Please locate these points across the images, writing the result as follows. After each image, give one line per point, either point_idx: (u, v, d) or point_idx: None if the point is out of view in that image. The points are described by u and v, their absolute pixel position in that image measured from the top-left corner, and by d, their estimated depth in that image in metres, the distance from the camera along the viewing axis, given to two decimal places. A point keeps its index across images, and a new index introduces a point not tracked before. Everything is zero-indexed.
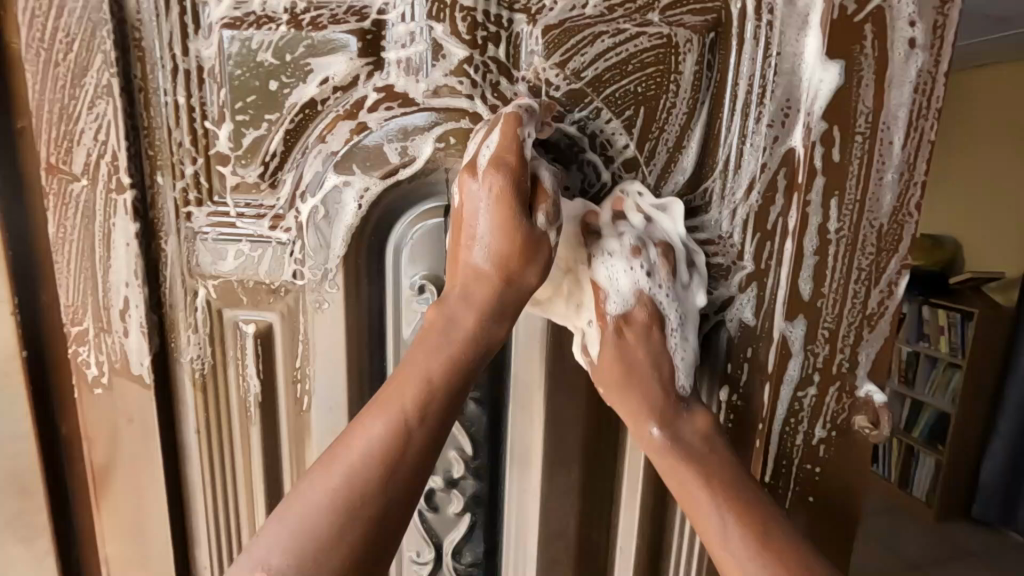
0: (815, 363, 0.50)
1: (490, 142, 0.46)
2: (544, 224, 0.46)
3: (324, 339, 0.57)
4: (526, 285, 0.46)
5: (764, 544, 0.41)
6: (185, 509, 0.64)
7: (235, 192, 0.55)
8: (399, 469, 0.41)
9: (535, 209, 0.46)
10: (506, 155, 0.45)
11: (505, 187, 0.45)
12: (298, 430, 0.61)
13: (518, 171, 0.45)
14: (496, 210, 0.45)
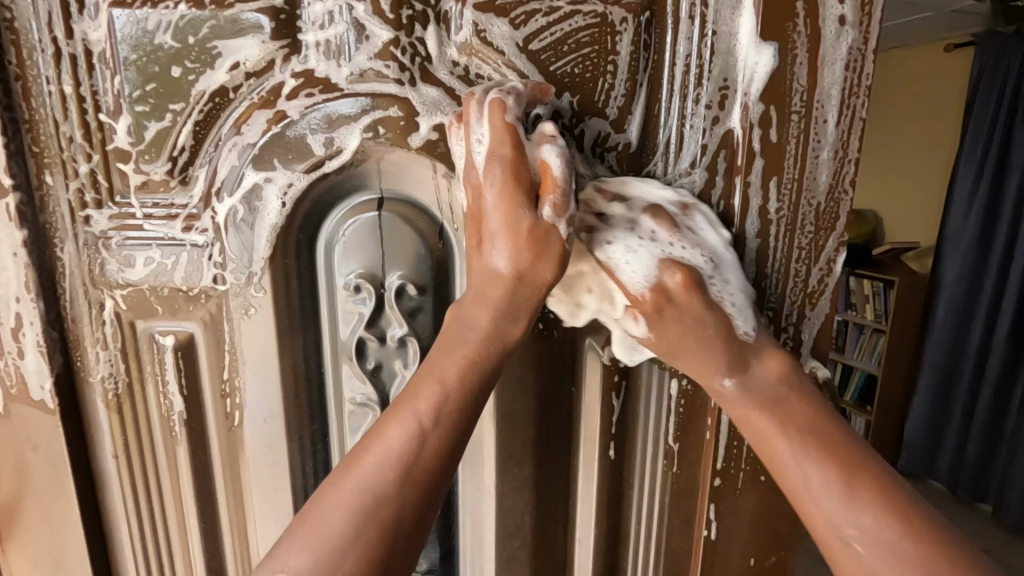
0: None
1: (479, 134, 0.44)
2: (552, 216, 0.44)
3: (253, 348, 0.52)
4: (538, 284, 0.45)
5: (888, 504, 0.42)
6: (108, 540, 0.59)
7: (140, 191, 0.50)
8: (415, 470, 0.41)
9: (541, 203, 0.44)
10: (499, 148, 0.44)
11: (508, 181, 0.44)
12: (231, 447, 0.56)
13: (519, 162, 0.44)
14: (503, 206, 0.44)
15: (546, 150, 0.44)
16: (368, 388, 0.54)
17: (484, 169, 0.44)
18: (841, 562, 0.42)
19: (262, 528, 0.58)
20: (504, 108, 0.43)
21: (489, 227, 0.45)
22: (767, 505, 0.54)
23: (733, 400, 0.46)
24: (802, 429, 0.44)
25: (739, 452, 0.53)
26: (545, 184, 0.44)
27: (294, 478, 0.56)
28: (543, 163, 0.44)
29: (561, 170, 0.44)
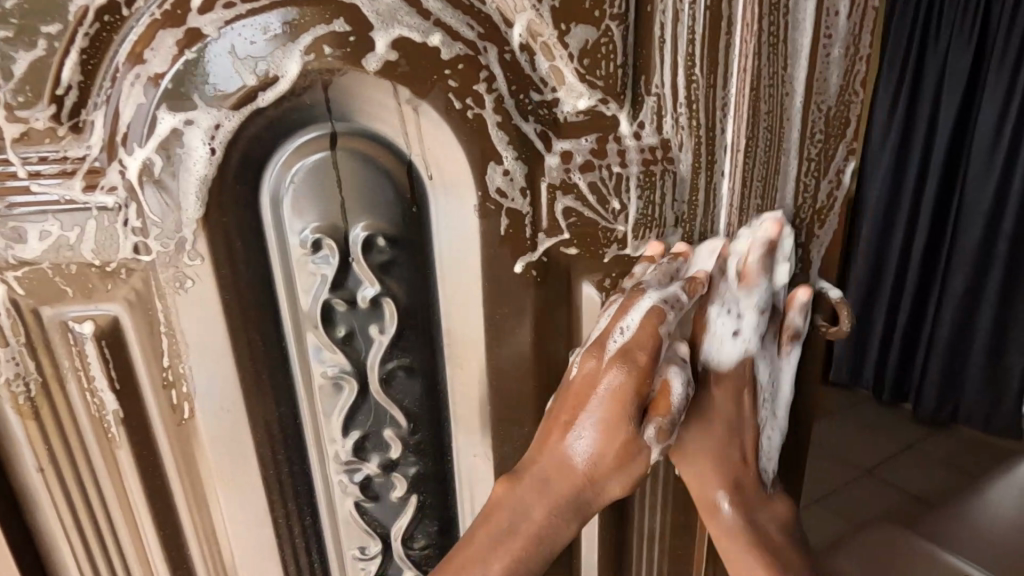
0: None
1: (626, 326, 0.41)
2: (652, 438, 0.41)
3: (197, 328, 0.44)
4: (607, 489, 0.43)
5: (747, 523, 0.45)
6: (48, 562, 0.51)
7: (19, 144, 0.39)
8: (534, 559, 0.43)
9: (647, 421, 0.41)
10: (638, 353, 0.41)
11: (631, 382, 0.41)
12: (184, 443, 0.48)
13: (650, 376, 0.41)
14: (608, 412, 0.41)
15: (675, 372, 0.41)
16: (342, 358, 0.47)
17: (610, 363, 0.41)
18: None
19: (234, 529, 0.51)
20: (660, 322, 0.40)
21: (586, 421, 0.42)
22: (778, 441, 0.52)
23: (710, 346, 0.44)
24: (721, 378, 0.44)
25: None
26: (659, 405, 0.41)
27: (264, 469, 0.50)
28: (664, 381, 0.41)
29: (679, 403, 0.41)
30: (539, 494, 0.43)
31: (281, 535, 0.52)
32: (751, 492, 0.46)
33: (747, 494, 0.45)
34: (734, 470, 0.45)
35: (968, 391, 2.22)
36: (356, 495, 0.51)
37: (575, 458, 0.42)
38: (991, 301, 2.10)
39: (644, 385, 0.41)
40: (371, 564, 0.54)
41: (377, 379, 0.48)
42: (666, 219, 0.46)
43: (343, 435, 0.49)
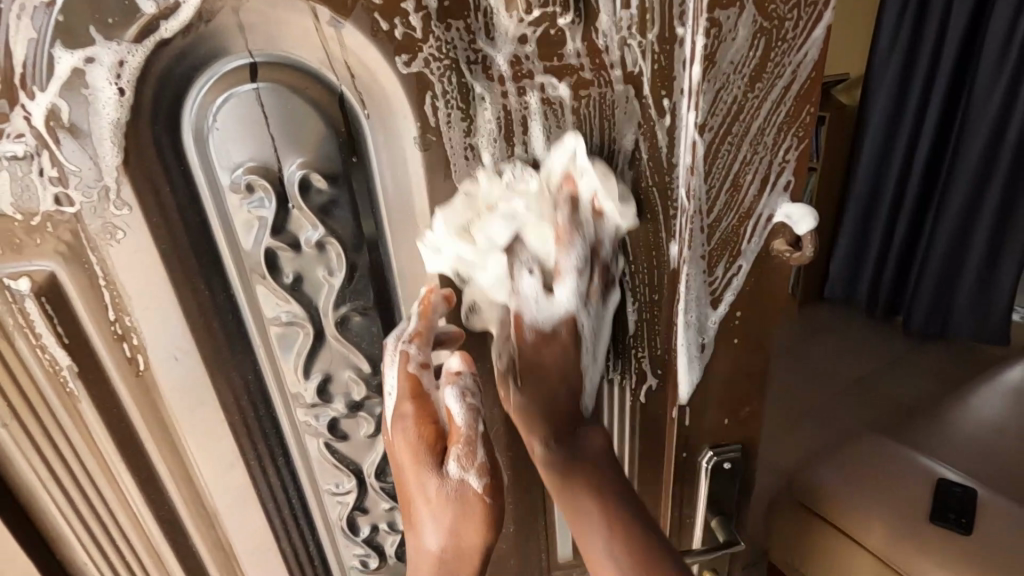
0: (728, 195, 0.45)
1: (390, 387, 0.48)
2: (459, 403, 0.46)
3: (138, 279, 0.43)
4: (469, 547, 0.47)
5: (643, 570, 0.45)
6: (31, 510, 0.52)
7: None
8: None
9: (446, 458, 0.45)
10: (405, 403, 0.47)
11: (414, 446, 0.45)
12: (146, 394, 0.48)
13: (429, 417, 0.46)
14: (411, 476, 0.46)
15: (449, 396, 0.46)
16: (294, 305, 0.46)
17: (393, 428, 0.47)
18: None
19: (207, 473, 0.53)
20: (412, 360, 0.46)
21: (427, 518, 0.47)
22: (739, 366, 0.53)
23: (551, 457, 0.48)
24: (598, 490, 0.47)
25: (709, 318, 0.50)
26: (452, 434, 0.46)
27: (228, 415, 0.50)
28: (449, 415, 0.46)
29: (464, 420, 0.45)
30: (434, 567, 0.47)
31: (256, 475, 0.53)
32: (635, 532, 0.46)
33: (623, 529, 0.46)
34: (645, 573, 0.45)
35: (959, 303, 2.22)
36: (324, 435, 0.52)
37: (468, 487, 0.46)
38: (990, 216, 2.06)
39: (426, 430, 0.46)
40: (346, 497, 0.56)
41: (332, 323, 0.47)
42: (619, 145, 0.44)
43: (304, 379, 0.49)
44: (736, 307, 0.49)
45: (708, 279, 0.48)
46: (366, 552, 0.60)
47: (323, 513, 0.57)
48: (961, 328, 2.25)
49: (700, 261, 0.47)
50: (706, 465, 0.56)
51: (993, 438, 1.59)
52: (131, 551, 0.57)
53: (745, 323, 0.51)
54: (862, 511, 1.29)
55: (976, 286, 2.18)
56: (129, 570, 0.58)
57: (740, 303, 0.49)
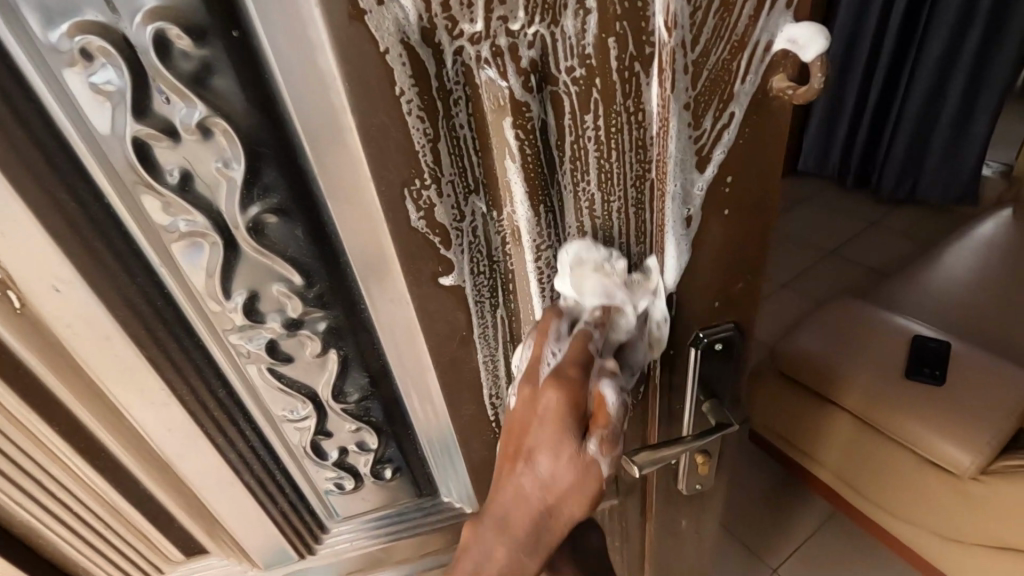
0: (718, 17, 0.35)
1: (557, 349, 0.43)
2: (595, 452, 0.42)
3: None
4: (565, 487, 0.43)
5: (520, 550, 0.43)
6: None
7: None
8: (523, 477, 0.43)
9: (587, 436, 0.42)
10: (568, 370, 0.42)
11: (563, 406, 0.42)
12: (37, 335, 0.41)
13: (559, 338, 0.41)
14: (542, 395, 0.42)
15: (546, 343, 0.43)
16: (189, 211, 0.37)
17: (545, 383, 0.42)
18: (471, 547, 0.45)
19: (139, 416, 0.46)
20: (587, 341, 0.43)
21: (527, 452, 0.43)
22: (731, 238, 0.46)
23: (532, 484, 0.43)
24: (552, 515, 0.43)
25: (698, 186, 0.42)
26: (597, 419, 0.42)
27: (144, 352, 0.42)
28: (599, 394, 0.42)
29: (617, 410, 0.42)
30: (495, 532, 0.44)
31: (196, 412, 0.47)
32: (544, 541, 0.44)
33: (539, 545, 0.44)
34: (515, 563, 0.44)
35: (930, 164, 2.15)
36: (265, 360, 0.45)
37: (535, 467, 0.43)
38: (966, 65, 1.96)
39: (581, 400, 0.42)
40: (306, 423, 0.51)
41: (243, 229, 0.38)
42: None
43: (226, 300, 0.41)
44: (727, 166, 0.42)
45: (695, 134, 0.39)
46: (339, 474, 0.56)
47: (283, 442, 0.52)
48: (932, 190, 2.19)
49: (685, 113, 0.38)
50: (697, 348, 0.51)
51: (959, 289, 1.61)
52: (77, 504, 0.51)
53: (737, 188, 0.43)
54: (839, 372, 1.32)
55: (947, 143, 2.09)
56: (80, 523, 0.53)
57: (732, 161, 0.42)
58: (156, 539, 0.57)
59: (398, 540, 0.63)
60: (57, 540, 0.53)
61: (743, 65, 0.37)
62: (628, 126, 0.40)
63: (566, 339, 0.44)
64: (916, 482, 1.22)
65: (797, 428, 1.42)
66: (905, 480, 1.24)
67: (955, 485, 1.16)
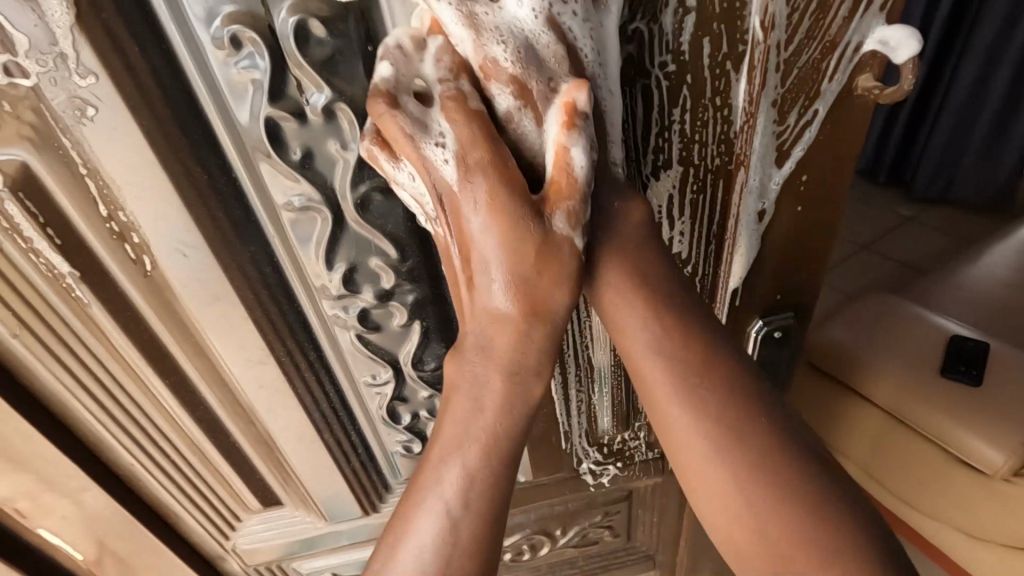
0: (810, 20, 0.37)
1: (477, 225, 0.35)
2: (564, 228, 0.35)
3: (120, 165, 0.37)
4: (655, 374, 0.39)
5: (743, 462, 0.36)
6: (64, 416, 0.51)
7: None
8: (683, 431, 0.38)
9: (551, 214, 0.35)
10: (526, 247, 0.35)
11: (622, 283, 0.39)
12: (160, 295, 0.45)
13: (504, 155, 0.35)
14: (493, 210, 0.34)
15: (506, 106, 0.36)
16: (306, 187, 0.40)
17: (485, 238, 0.35)
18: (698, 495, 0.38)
19: (238, 374, 0.50)
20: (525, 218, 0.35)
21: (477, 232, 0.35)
22: (797, 231, 0.48)
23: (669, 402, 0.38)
24: (730, 432, 0.37)
25: (775, 180, 0.44)
26: (558, 186, 0.35)
27: (252, 314, 0.46)
28: (567, 152, 0.34)
29: (584, 174, 0.35)
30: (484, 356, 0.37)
31: (289, 371, 0.51)
32: (763, 461, 0.36)
33: (768, 470, 0.36)
34: (727, 435, 0.37)
35: (966, 163, 2.07)
36: (356, 327, 0.49)
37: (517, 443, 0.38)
38: (1012, 61, 1.87)
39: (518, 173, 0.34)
40: (384, 388, 0.54)
41: (352, 205, 0.42)
42: None
43: (329, 271, 0.45)
44: (803, 163, 0.44)
45: (778, 129, 0.42)
46: (408, 437, 0.60)
47: (361, 404, 0.56)
48: (965, 194, 2.12)
49: (771, 108, 0.40)
50: (756, 333, 0.54)
51: (998, 291, 1.58)
52: (176, 452, 0.56)
53: (811, 185, 0.45)
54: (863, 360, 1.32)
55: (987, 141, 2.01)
56: (176, 470, 0.58)
57: (808, 158, 0.43)
58: (238, 488, 0.62)
59: None
60: (156, 486, 0.58)
61: (832, 66, 0.39)
62: (719, 122, 0.42)
63: (465, 213, 0.35)
64: (945, 478, 1.23)
65: (825, 423, 1.43)
66: (935, 477, 1.24)
67: (987, 488, 1.17)
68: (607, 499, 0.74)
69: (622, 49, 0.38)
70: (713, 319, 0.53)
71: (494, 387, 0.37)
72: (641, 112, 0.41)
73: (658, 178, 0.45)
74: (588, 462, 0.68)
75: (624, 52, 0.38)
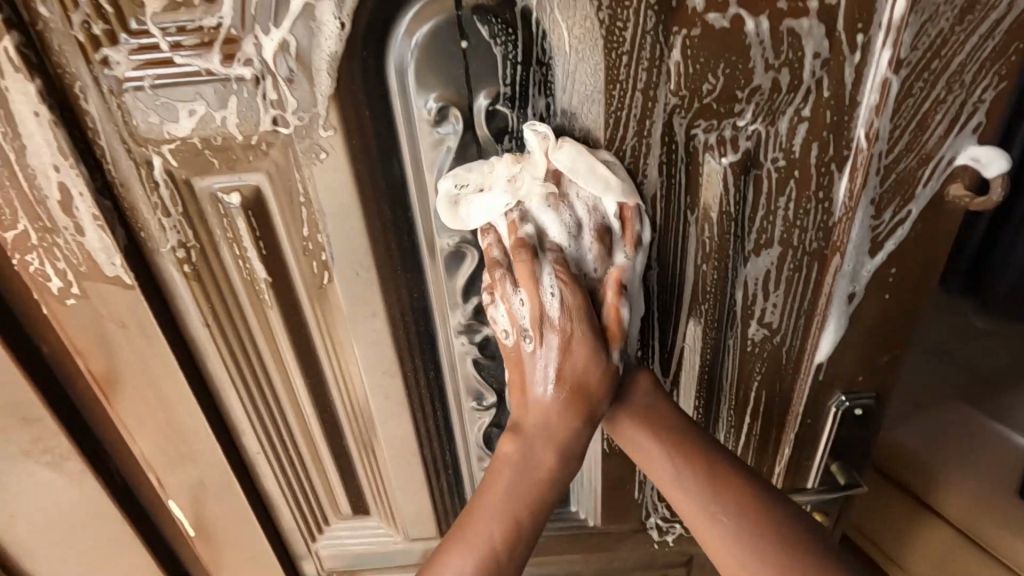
0: (905, 134, 0.44)
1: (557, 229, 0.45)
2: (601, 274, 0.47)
3: (331, 198, 0.47)
4: (638, 442, 0.48)
5: (717, 491, 0.46)
6: (218, 402, 0.59)
7: (160, 15, 0.40)
8: (665, 474, 0.47)
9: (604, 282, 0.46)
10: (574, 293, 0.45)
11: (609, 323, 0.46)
12: (325, 306, 0.53)
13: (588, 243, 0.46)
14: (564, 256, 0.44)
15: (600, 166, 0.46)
16: (462, 228, 0.49)
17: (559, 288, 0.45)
18: (717, 553, 0.45)
19: (368, 383, 0.58)
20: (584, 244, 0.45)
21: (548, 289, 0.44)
22: (883, 316, 0.53)
23: (663, 474, 0.47)
24: (713, 479, 0.46)
25: (869, 266, 0.50)
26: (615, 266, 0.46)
27: (395, 330, 0.55)
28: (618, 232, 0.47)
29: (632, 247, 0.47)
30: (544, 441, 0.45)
31: (410, 385, 0.58)
32: (756, 496, 0.45)
33: (753, 505, 0.45)
34: (703, 462, 0.47)
35: None
36: (475, 353, 0.56)
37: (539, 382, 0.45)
38: None
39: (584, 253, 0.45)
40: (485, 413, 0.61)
41: None
42: (801, 80, 0.43)
43: (463, 301, 0.53)
44: (894, 256, 0.49)
45: (874, 222, 0.48)
46: None
47: (461, 425, 0.63)
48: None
49: (870, 204, 0.47)
50: (836, 409, 0.57)
51: None
52: (296, 447, 0.64)
53: (901, 275, 0.51)
54: (909, 450, 1.04)
55: None
56: (291, 464, 0.65)
57: (899, 252, 0.49)
58: (337, 491, 0.68)
59: None
60: (270, 476, 0.65)
61: (926, 176, 0.46)
62: (821, 214, 0.48)
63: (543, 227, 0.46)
64: None
65: None
66: None
67: None
68: (668, 562, 0.76)
69: (742, 147, 0.46)
70: (795, 388, 0.57)
71: (552, 356, 0.45)
72: (750, 200, 0.48)
73: (760, 256, 0.51)
74: (656, 517, 0.71)
75: (742, 149, 0.46)
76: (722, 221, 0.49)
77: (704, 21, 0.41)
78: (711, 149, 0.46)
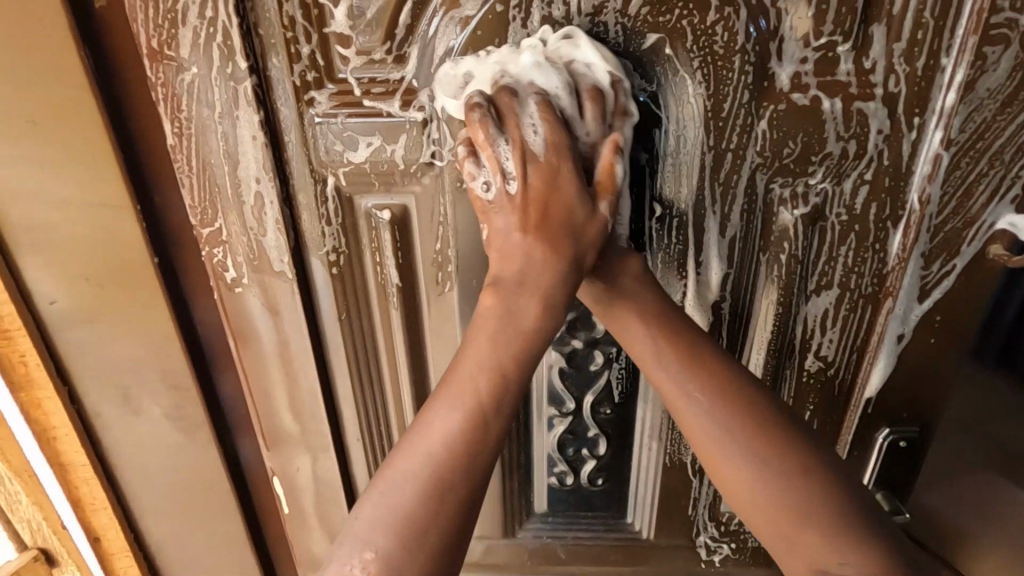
0: (952, 200, 0.53)
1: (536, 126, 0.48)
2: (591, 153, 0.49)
3: (464, 218, 0.57)
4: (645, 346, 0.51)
5: (756, 450, 0.48)
6: (331, 390, 0.68)
7: (359, 68, 0.51)
8: (701, 432, 0.49)
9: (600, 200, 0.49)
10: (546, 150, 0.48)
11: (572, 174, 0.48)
12: (441, 311, 0.63)
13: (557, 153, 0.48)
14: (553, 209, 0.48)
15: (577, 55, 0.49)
16: None
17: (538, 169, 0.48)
18: (736, 490, 0.48)
19: None
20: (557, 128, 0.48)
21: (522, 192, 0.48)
22: (929, 357, 0.60)
23: (690, 414, 0.50)
24: (756, 436, 0.48)
25: (917, 311, 0.57)
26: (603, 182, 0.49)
27: None
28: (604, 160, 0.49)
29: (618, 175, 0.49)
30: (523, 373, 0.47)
31: None
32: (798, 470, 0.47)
33: (770, 445, 0.47)
34: (752, 428, 0.48)
35: None
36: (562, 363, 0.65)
37: (526, 312, 0.47)
38: None
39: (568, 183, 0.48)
40: (563, 420, 0.68)
41: None
42: (865, 150, 0.52)
43: None
44: (941, 303, 0.57)
45: (924, 272, 0.56)
46: (564, 469, 0.72)
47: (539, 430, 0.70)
48: None
49: (920, 256, 0.55)
50: (883, 441, 0.64)
51: None
52: (389, 438, 0.72)
53: (945, 322, 0.58)
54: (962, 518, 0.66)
55: None
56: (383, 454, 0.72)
57: (944, 300, 0.57)
58: None
59: (581, 544, 0.78)
60: (362, 463, 0.73)
61: (970, 237, 0.54)
62: (877, 262, 0.57)
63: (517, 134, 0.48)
64: None
65: None
66: None
67: None
68: None
69: (812, 202, 0.55)
70: (846, 418, 0.64)
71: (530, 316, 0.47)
72: (816, 247, 0.57)
73: (821, 296, 0.59)
74: (705, 536, 0.76)
75: (812, 203, 0.55)
76: (791, 262, 0.57)
77: (787, 101, 0.51)
78: (786, 202, 0.55)
